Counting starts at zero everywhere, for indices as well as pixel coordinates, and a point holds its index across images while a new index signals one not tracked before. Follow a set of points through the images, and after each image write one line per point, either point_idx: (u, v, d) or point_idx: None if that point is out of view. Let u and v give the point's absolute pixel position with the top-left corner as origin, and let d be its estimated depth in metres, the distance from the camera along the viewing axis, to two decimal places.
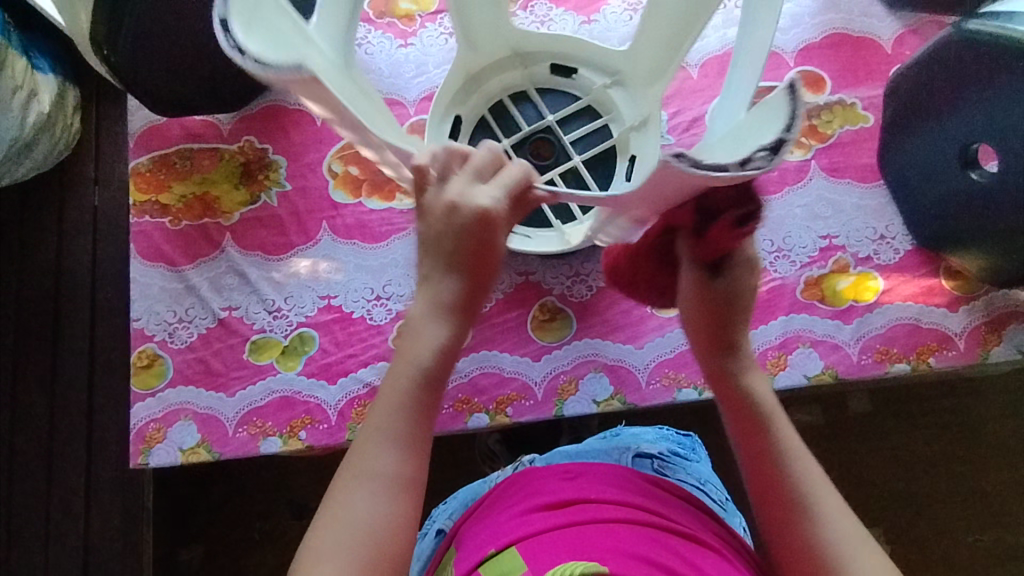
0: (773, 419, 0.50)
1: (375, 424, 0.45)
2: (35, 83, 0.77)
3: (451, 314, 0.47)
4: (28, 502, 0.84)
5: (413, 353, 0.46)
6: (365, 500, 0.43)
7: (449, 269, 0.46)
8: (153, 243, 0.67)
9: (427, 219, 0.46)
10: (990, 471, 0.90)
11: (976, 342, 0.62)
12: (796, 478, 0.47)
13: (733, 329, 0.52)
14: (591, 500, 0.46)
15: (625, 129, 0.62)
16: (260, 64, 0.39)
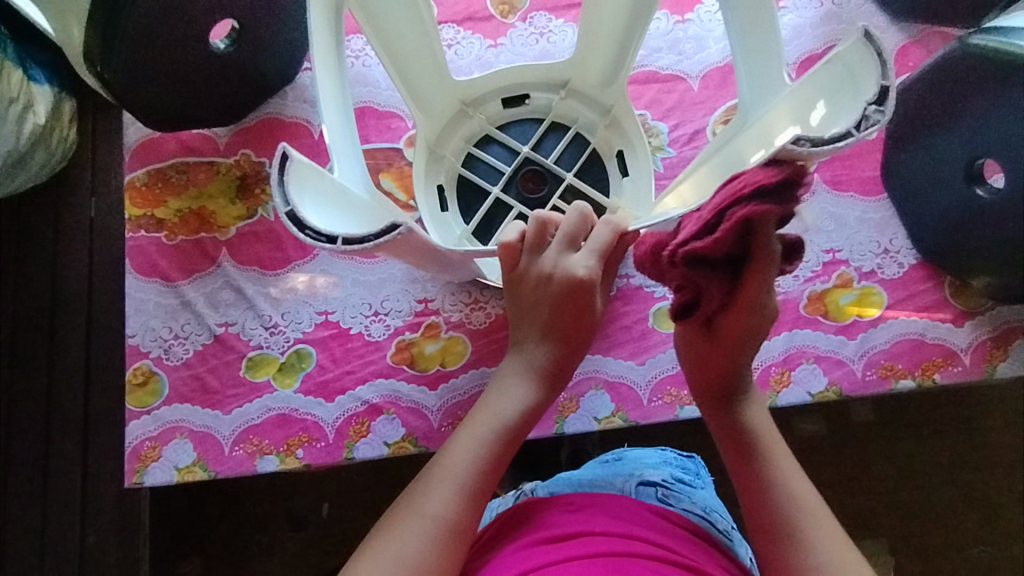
0: (767, 450, 0.50)
1: (447, 469, 0.46)
2: (31, 95, 0.76)
3: (535, 373, 0.51)
4: (25, 515, 0.84)
5: (498, 406, 0.50)
6: (416, 542, 0.43)
7: (542, 334, 0.51)
8: (148, 258, 0.66)
9: (524, 283, 0.50)
10: (996, 482, 0.89)
11: (982, 358, 0.61)
12: (792, 506, 0.47)
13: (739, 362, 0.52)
14: (595, 533, 0.45)
15: (598, 132, 0.63)
16: (339, 244, 0.43)
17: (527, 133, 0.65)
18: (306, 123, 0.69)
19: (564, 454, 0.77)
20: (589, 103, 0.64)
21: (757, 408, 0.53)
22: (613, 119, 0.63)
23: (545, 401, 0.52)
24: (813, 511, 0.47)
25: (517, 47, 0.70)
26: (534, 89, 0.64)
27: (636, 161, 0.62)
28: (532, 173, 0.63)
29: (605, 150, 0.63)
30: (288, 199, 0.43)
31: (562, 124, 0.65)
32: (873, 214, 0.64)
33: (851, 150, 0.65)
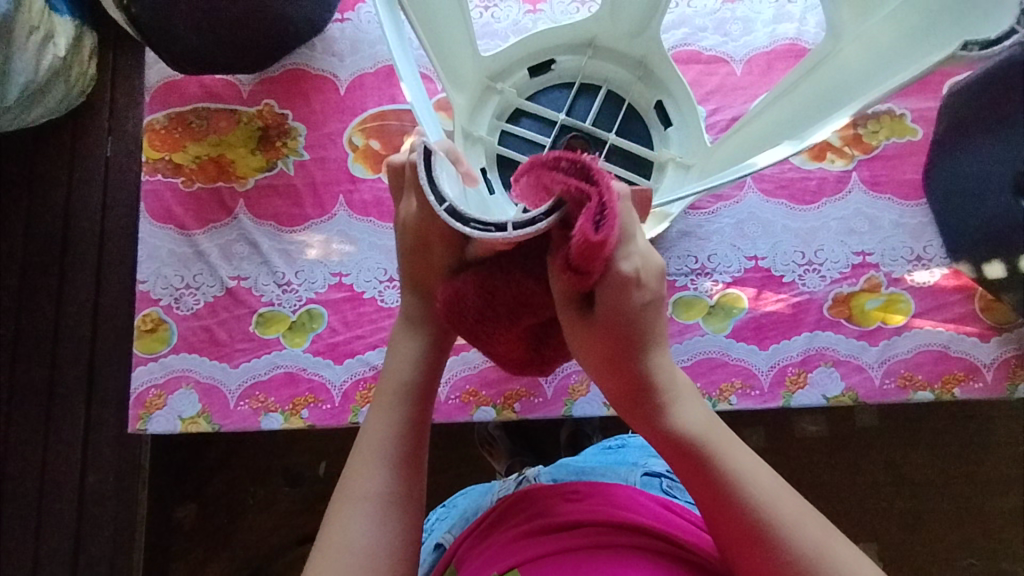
0: (714, 453, 0.41)
1: (371, 441, 0.45)
2: (51, 26, 0.74)
3: (423, 323, 0.48)
4: (25, 448, 0.84)
5: (395, 366, 0.48)
6: (359, 530, 0.42)
7: (419, 287, 0.48)
8: (164, 204, 0.65)
9: (402, 234, 0.47)
10: (994, 497, 0.89)
11: (1003, 375, 0.59)
12: (759, 515, 0.39)
13: (637, 362, 0.41)
14: (600, 522, 0.45)
15: (632, 90, 0.62)
16: (507, 228, 0.35)
17: (558, 101, 0.62)
18: (333, 77, 0.67)
19: (565, 434, 0.77)
20: (614, 57, 0.62)
21: (677, 395, 0.42)
22: (647, 70, 0.61)
23: (444, 344, 0.48)
24: (782, 498, 0.40)
25: (557, 14, 0.67)
26: (558, 50, 0.62)
27: (676, 107, 0.61)
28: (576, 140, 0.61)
29: (638, 105, 0.62)
30: (443, 196, 0.37)
31: (591, 85, 0.62)
32: (909, 218, 0.62)
33: (892, 151, 0.63)
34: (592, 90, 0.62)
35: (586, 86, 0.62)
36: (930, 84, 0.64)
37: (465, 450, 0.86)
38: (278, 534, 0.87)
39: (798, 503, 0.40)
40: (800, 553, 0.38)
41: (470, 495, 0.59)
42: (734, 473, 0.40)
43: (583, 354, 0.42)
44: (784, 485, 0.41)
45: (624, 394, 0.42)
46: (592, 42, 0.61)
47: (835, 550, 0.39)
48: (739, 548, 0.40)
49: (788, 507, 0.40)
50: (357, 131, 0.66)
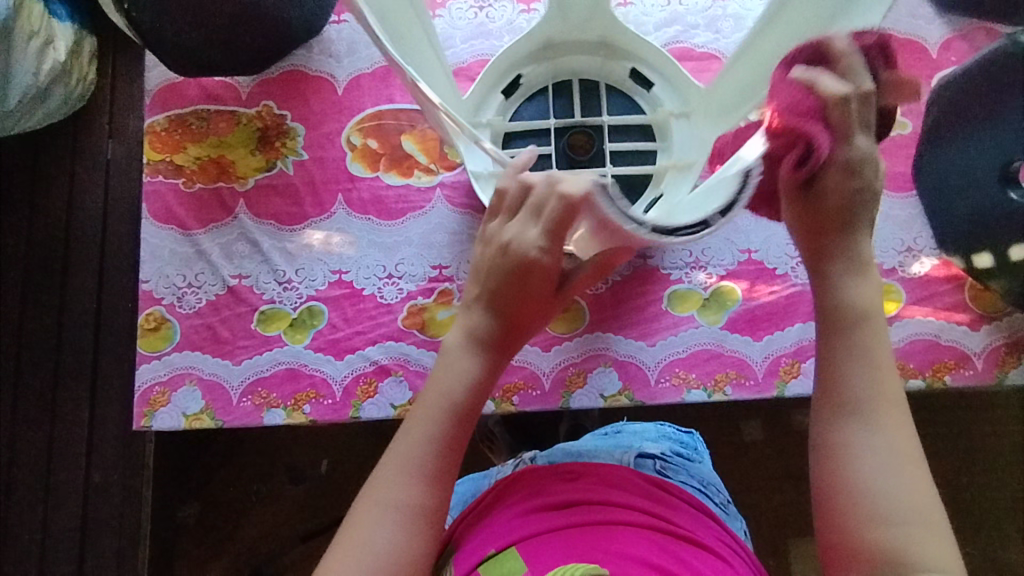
0: (862, 322, 0.44)
1: (408, 453, 0.45)
2: (52, 31, 0.75)
3: (486, 346, 0.49)
4: (31, 448, 0.85)
5: (447, 381, 0.48)
6: (385, 534, 0.43)
7: (489, 308, 0.49)
8: (165, 205, 0.66)
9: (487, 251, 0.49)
10: (989, 487, 0.90)
11: (994, 363, 0.60)
12: (856, 439, 0.41)
13: (850, 244, 0.45)
14: (593, 502, 0.46)
15: (603, 73, 0.63)
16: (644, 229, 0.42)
17: (541, 110, 0.64)
18: (331, 78, 0.68)
19: (563, 427, 0.77)
20: (577, 51, 0.62)
21: (861, 273, 0.45)
22: (609, 49, 0.62)
23: (497, 367, 0.50)
24: (885, 401, 0.42)
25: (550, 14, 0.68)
26: (520, 59, 0.62)
27: (648, 66, 0.62)
28: (576, 135, 0.62)
29: (605, 84, 0.63)
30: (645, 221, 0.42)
31: (563, 84, 0.64)
32: (898, 210, 0.63)
33: (882, 144, 0.64)
34: (563, 81, 0.64)
35: (557, 80, 0.64)
36: (919, 79, 0.65)
37: (465, 446, 0.87)
38: (282, 530, 0.89)
39: (900, 434, 0.41)
40: (867, 468, 0.40)
41: (468, 480, 0.59)
42: (861, 350, 0.43)
43: (789, 221, 0.48)
44: (897, 420, 0.41)
45: (810, 231, 0.46)
46: (548, 46, 0.62)
47: (908, 485, 0.39)
48: (826, 408, 0.43)
49: (891, 435, 0.41)
50: (354, 131, 0.67)
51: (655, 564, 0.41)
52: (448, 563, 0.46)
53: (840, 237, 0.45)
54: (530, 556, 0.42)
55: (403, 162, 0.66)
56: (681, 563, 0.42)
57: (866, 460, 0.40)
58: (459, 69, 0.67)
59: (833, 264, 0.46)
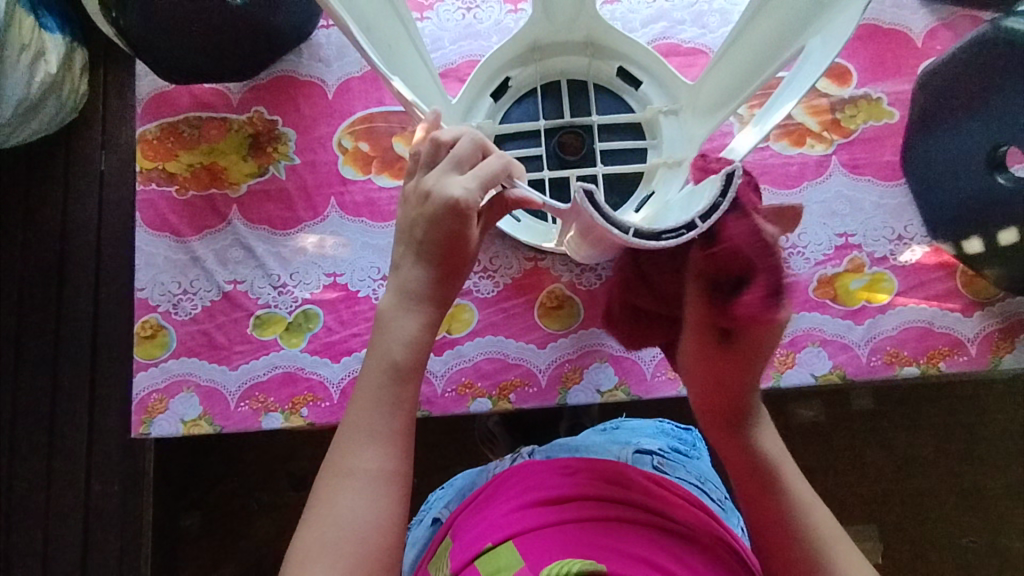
0: (780, 472, 0.49)
1: (361, 418, 0.46)
2: (42, 44, 0.76)
3: (422, 299, 0.49)
4: (30, 461, 0.85)
5: (387, 339, 0.48)
6: (348, 503, 0.43)
7: (424, 261, 0.48)
8: (159, 213, 0.66)
9: (409, 209, 0.48)
10: (988, 474, 0.90)
11: (987, 348, 0.61)
12: (806, 534, 0.46)
13: (747, 388, 0.50)
14: (588, 498, 0.46)
15: (590, 73, 0.64)
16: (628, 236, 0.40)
17: (530, 113, 0.63)
18: (321, 83, 0.68)
19: (562, 425, 0.77)
20: (564, 51, 0.63)
21: (758, 425, 0.51)
22: (596, 48, 0.62)
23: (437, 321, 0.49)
24: (831, 536, 0.47)
25: None
26: (508, 63, 0.62)
27: (636, 63, 0.62)
28: (567, 136, 0.62)
29: (592, 83, 0.64)
30: (628, 224, 0.40)
31: (552, 85, 0.64)
32: (889, 199, 0.64)
33: (871, 134, 0.65)
34: (552, 82, 0.64)
35: (546, 81, 0.64)
36: (905, 68, 0.66)
37: (465, 448, 0.87)
38: (284, 536, 0.89)
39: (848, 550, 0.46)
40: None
41: (465, 474, 0.60)
42: (778, 482, 0.49)
43: (688, 373, 0.52)
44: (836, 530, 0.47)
45: (733, 459, 0.50)
46: (535, 48, 0.62)
47: None
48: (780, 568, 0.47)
49: (819, 515, 0.47)
50: (346, 134, 0.67)
51: (651, 562, 0.41)
52: (445, 560, 0.46)
53: (735, 418, 0.50)
54: (527, 551, 0.42)
55: (394, 164, 0.66)
56: (676, 561, 0.42)
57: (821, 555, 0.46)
58: (448, 71, 0.68)
59: (744, 432, 0.50)
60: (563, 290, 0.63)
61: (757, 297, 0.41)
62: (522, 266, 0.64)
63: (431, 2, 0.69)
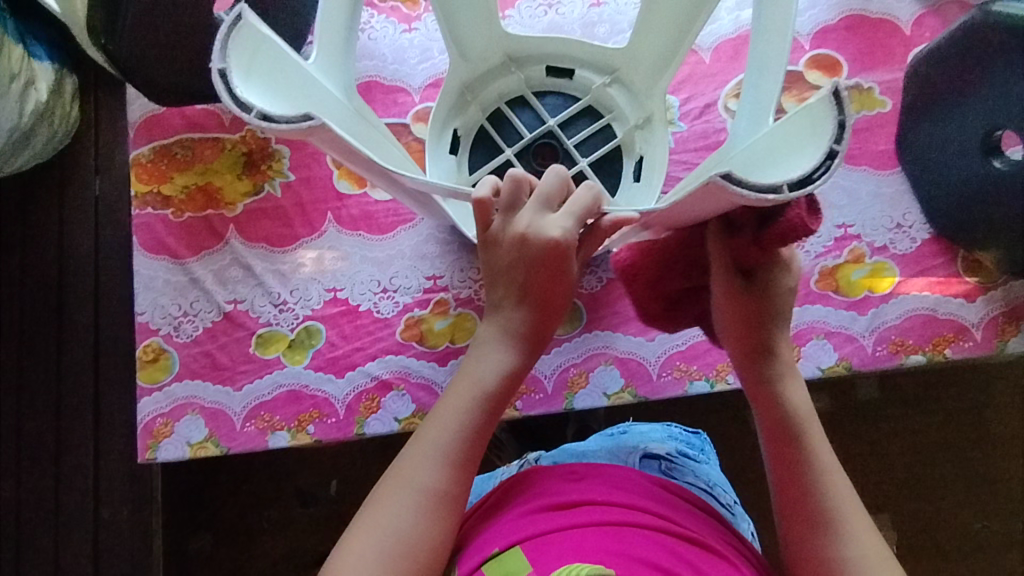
0: (808, 436, 0.49)
1: (433, 437, 0.46)
2: (32, 71, 0.76)
3: (517, 339, 0.48)
4: (37, 490, 0.85)
5: (475, 370, 0.48)
6: (403, 516, 0.44)
7: (522, 298, 0.48)
8: (156, 236, 0.66)
9: (501, 246, 0.47)
10: (999, 458, 0.90)
11: (993, 333, 0.61)
12: (828, 511, 0.46)
13: (776, 344, 0.52)
14: (596, 502, 0.46)
15: (522, 90, 0.64)
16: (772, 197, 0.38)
17: (491, 150, 0.63)
18: None
19: (569, 429, 0.77)
20: (492, 76, 0.63)
21: (794, 381, 0.52)
22: (512, 61, 0.63)
23: (529, 359, 0.49)
24: (849, 511, 0.46)
25: (525, 19, 0.69)
26: (447, 116, 0.62)
27: (561, 58, 0.63)
28: (541, 150, 0.62)
29: (530, 95, 0.63)
30: (779, 183, 0.38)
31: (495, 115, 0.64)
32: (886, 187, 0.63)
33: (864, 123, 0.65)
34: (494, 111, 0.64)
35: (490, 112, 0.64)
36: (896, 55, 0.66)
37: None
38: (295, 553, 0.88)
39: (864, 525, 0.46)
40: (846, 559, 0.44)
41: (475, 483, 0.60)
42: (805, 438, 0.49)
43: (719, 321, 0.53)
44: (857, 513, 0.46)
45: (768, 413, 0.50)
46: (463, 91, 0.63)
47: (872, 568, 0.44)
48: (794, 528, 0.46)
49: (842, 494, 0.47)
50: None
51: (660, 565, 0.41)
52: (452, 567, 0.46)
53: (775, 370, 0.51)
54: (535, 556, 0.41)
55: None
56: (686, 564, 0.42)
57: (838, 527, 0.45)
58: (438, 80, 0.68)
59: (773, 374, 0.51)
60: None
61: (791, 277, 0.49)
62: None
63: (419, 13, 0.69)
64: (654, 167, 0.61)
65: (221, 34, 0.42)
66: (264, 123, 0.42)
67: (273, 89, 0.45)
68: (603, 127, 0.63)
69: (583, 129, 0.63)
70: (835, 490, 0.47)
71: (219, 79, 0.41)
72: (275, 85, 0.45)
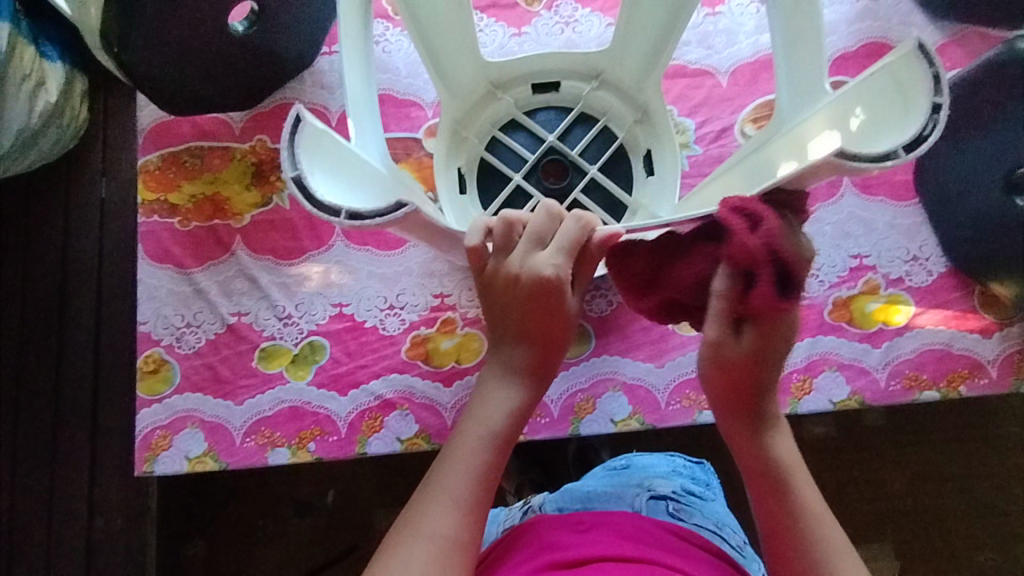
0: (792, 477, 0.45)
1: (441, 484, 0.44)
2: (42, 72, 0.75)
3: (517, 374, 0.49)
4: (31, 494, 0.83)
5: (483, 414, 0.48)
6: (419, 564, 0.40)
7: (520, 337, 0.49)
8: (161, 244, 0.65)
9: (493, 285, 0.48)
10: (1009, 491, 0.88)
11: (1008, 370, 0.60)
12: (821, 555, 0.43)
13: (766, 397, 0.46)
14: (605, 555, 0.44)
15: (513, 113, 0.63)
16: (889, 163, 0.40)
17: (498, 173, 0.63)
18: (323, 110, 0.67)
19: (572, 451, 0.76)
20: (479, 107, 0.63)
21: (777, 426, 0.47)
22: (497, 85, 0.63)
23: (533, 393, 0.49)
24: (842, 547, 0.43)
25: (542, 37, 0.68)
26: (450, 154, 0.62)
27: (543, 74, 0.63)
28: (552, 164, 0.62)
29: (522, 115, 0.63)
30: (896, 148, 0.40)
31: (491, 143, 0.64)
32: (902, 219, 0.62)
33: None
34: (489, 139, 0.64)
35: (487, 141, 0.63)
36: None
37: None
38: (289, 565, 0.87)
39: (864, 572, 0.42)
40: None
41: None
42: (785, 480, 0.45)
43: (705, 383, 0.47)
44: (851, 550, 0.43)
45: (756, 469, 0.46)
46: (457, 127, 0.62)
47: None
48: None
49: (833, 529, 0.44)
50: None
51: None
52: None
53: (759, 417, 0.46)
54: None
55: None
56: None
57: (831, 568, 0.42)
58: None
59: (763, 427, 0.47)
60: None
61: (770, 288, 0.38)
62: None
63: None
64: (665, 159, 0.61)
65: (285, 140, 0.42)
66: (350, 220, 0.42)
67: (333, 177, 0.44)
68: (599, 130, 0.63)
69: (582, 136, 0.63)
70: (822, 532, 0.43)
71: (297, 187, 0.42)
72: (330, 169, 0.44)
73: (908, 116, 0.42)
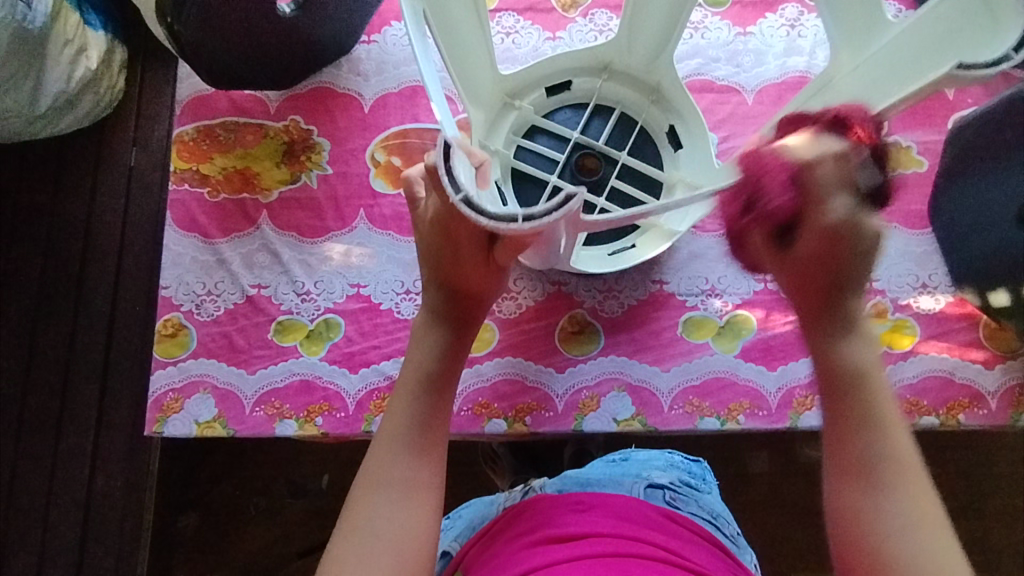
0: (872, 384, 0.45)
1: (391, 433, 0.47)
2: (86, 39, 0.77)
3: (445, 318, 0.52)
4: (35, 449, 0.85)
5: (417, 360, 0.50)
6: (384, 521, 0.43)
7: (443, 283, 0.51)
8: (189, 213, 0.66)
9: (421, 229, 0.51)
10: (999, 530, 0.89)
11: (1008, 403, 0.60)
12: (870, 459, 0.43)
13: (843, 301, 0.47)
14: (603, 534, 0.45)
15: (530, 115, 0.64)
16: (1004, 66, 0.44)
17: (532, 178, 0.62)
18: (358, 96, 0.69)
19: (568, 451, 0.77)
20: (499, 122, 0.64)
21: (859, 334, 0.47)
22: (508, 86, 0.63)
23: (463, 339, 0.52)
24: (902, 464, 0.43)
25: (575, 42, 0.70)
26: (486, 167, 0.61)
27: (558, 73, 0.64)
28: (588, 157, 0.63)
29: (537, 119, 0.64)
30: (1008, 53, 0.45)
31: (516, 151, 0.64)
32: (914, 247, 0.64)
33: (899, 181, 0.65)
34: (514, 149, 0.63)
35: (512, 150, 0.63)
36: (937, 119, 0.66)
37: (469, 467, 0.87)
38: (280, 543, 0.88)
39: (916, 484, 0.42)
40: (900, 531, 0.41)
41: (472, 505, 0.59)
42: (874, 418, 0.44)
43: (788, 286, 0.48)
44: (907, 458, 0.43)
45: (831, 377, 0.46)
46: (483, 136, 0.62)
47: (927, 533, 0.41)
48: (844, 479, 0.44)
49: (898, 451, 0.43)
50: (379, 148, 0.68)
51: None
52: None
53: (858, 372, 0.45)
54: None
55: None
56: None
57: (885, 476, 0.43)
58: None
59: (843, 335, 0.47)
60: (584, 316, 0.64)
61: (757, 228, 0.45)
62: (545, 290, 0.64)
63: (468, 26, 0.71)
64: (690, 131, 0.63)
65: (441, 169, 0.41)
66: (527, 224, 0.40)
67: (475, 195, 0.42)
68: (616, 117, 0.65)
69: (601, 130, 0.64)
70: (880, 446, 0.43)
71: (466, 208, 0.40)
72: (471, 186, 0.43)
73: (1001, 31, 0.46)
